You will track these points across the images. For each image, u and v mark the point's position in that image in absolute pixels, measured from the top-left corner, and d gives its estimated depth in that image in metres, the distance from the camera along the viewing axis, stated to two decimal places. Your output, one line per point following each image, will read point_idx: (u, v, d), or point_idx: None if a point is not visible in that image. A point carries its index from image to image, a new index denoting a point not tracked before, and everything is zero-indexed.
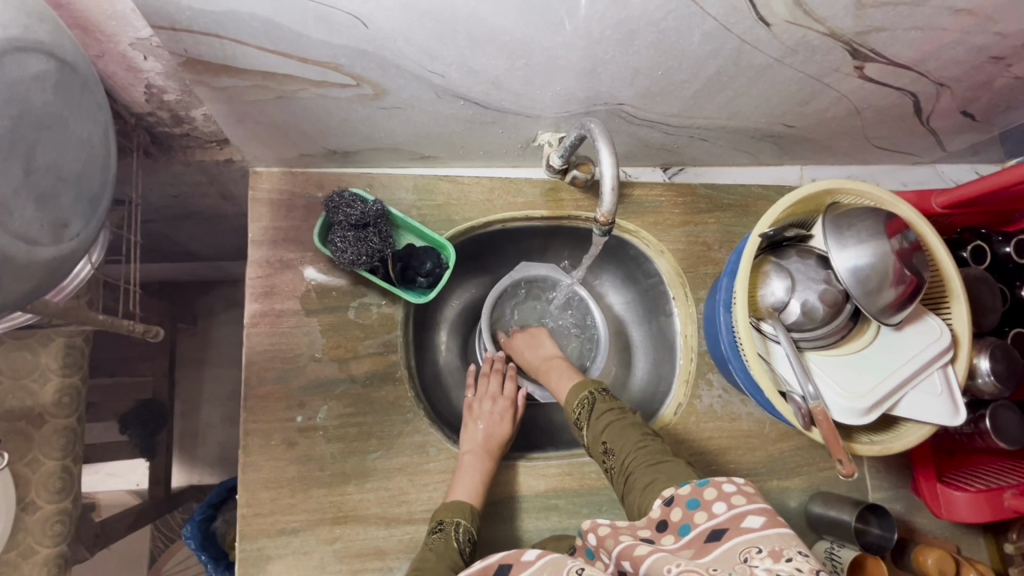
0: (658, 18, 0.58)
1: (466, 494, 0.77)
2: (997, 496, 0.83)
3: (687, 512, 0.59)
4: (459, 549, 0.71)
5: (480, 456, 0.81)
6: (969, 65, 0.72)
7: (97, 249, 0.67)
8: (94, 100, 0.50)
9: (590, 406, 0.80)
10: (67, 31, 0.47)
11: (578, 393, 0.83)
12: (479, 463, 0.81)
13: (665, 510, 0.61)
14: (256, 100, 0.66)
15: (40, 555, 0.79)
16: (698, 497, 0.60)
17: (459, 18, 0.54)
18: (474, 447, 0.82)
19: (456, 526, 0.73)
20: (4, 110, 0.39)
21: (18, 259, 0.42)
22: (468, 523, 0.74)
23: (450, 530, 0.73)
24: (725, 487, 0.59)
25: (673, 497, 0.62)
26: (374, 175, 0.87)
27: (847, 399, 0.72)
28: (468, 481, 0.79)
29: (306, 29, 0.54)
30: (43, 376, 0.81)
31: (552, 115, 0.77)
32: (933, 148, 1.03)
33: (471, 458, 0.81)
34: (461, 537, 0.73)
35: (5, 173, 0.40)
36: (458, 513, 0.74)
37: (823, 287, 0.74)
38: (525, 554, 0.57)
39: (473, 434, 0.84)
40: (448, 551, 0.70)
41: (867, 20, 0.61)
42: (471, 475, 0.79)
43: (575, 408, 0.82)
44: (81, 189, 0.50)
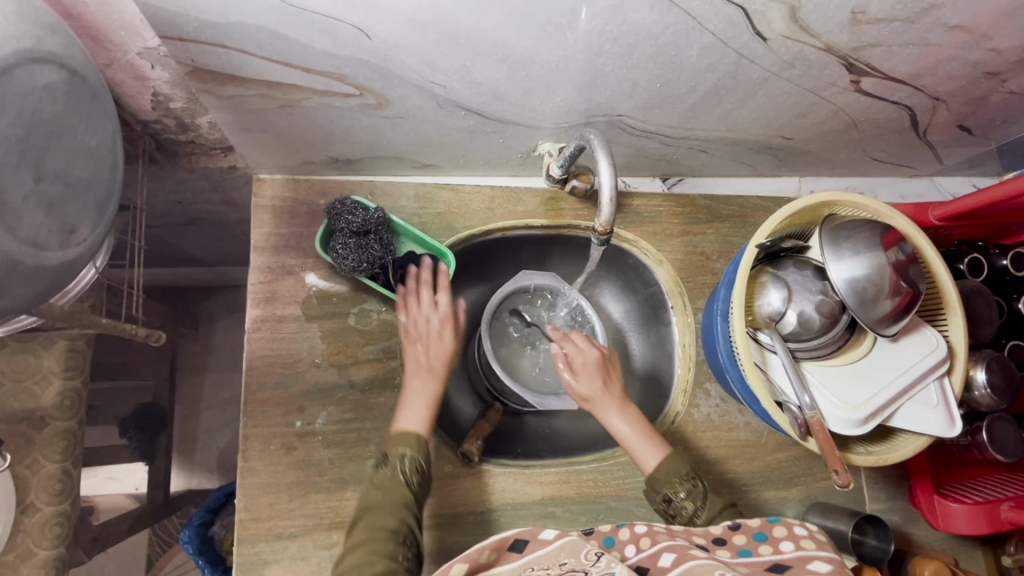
0: (657, 33, 0.59)
1: (416, 422, 0.74)
2: (995, 509, 0.83)
3: (750, 541, 0.62)
4: (406, 483, 0.69)
5: (428, 378, 0.77)
6: (964, 80, 0.73)
7: (100, 255, 0.66)
8: (101, 109, 0.51)
9: (696, 488, 0.72)
10: (78, 42, 0.48)
11: (678, 472, 0.72)
12: (430, 385, 0.77)
13: (729, 532, 0.63)
14: (260, 109, 0.67)
15: (39, 557, 0.79)
16: (766, 532, 0.62)
17: (461, 30, 0.55)
18: (427, 372, 0.78)
19: (404, 458, 0.70)
20: (16, 121, 0.40)
21: (27, 264, 0.44)
22: (415, 453, 0.71)
23: (394, 462, 0.70)
24: (796, 529, 0.61)
25: (741, 526, 0.64)
26: (376, 183, 0.88)
27: (843, 410, 0.72)
28: (416, 409, 0.74)
29: (311, 40, 0.55)
30: (45, 379, 0.81)
31: (552, 126, 0.77)
32: (930, 161, 1.04)
33: (422, 384, 0.76)
34: (406, 467, 0.70)
35: (16, 181, 0.41)
36: (407, 444, 0.71)
37: (819, 298, 0.75)
38: (543, 532, 0.60)
39: (422, 355, 0.79)
40: (394, 489, 0.68)
41: (863, 35, 0.62)
42: (419, 402, 0.75)
43: (675, 486, 0.71)
44: (89, 197, 0.51)
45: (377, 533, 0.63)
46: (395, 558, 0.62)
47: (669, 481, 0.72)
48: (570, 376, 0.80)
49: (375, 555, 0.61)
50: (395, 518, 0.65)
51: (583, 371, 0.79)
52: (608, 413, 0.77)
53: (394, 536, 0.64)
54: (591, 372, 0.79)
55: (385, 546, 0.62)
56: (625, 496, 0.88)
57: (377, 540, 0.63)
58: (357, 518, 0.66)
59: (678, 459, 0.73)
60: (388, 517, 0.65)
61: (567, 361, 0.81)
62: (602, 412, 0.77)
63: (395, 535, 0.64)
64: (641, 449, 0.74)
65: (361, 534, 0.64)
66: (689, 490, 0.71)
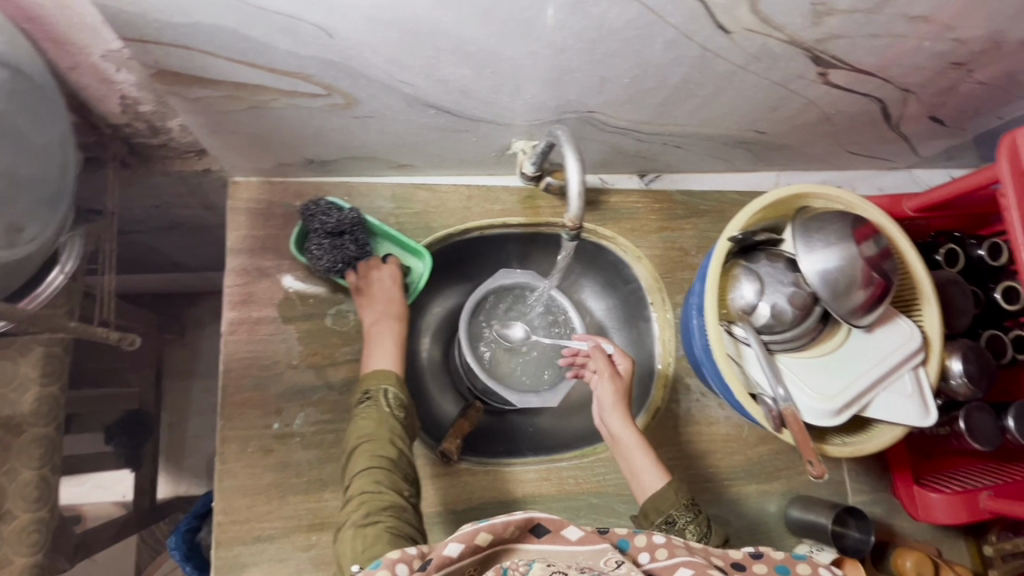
0: (618, 28, 0.59)
1: (389, 360, 0.77)
2: (973, 498, 0.83)
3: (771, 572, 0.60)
4: (392, 413, 0.72)
5: (391, 322, 0.80)
6: (931, 71, 0.74)
7: (69, 261, 0.72)
8: (53, 108, 0.55)
9: (698, 514, 0.72)
10: (23, 41, 0.52)
11: (682, 496, 0.72)
12: (392, 329, 0.80)
13: (750, 559, 0.62)
14: (229, 110, 0.67)
15: (16, 564, 0.79)
16: (789, 567, 0.61)
17: (423, 29, 0.55)
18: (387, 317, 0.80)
19: (385, 392, 0.73)
20: None
21: None
22: (396, 387, 0.74)
23: (375, 396, 0.73)
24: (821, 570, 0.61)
25: (763, 553, 0.62)
26: (352, 184, 0.89)
27: (818, 401, 0.73)
28: (385, 350, 0.78)
29: (273, 40, 0.55)
30: (21, 385, 0.81)
31: (524, 123, 0.78)
32: (906, 154, 1.04)
33: (384, 331, 0.79)
34: (391, 401, 0.73)
35: None
36: (385, 380, 0.74)
37: (792, 290, 0.75)
38: (566, 529, 0.56)
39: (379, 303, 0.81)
40: (385, 421, 0.71)
41: (825, 27, 0.62)
42: (386, 344, 0.78)
43: (679, 509, 0.71)
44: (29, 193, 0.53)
45: (379, 461, 0.67)
46: (400, 489, 0.66)
47: (673, 503, 0.72)
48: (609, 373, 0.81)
49: (382, 484, 0.65)
50: (392, 445, 0.69)
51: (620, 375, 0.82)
52: (610, 413, 0.79)
53: (393, 465, 0.68)
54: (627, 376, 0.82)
55: (389, 475, 0.66)
56: (605, 492, 0.88)
57: (379, 468, 0.67)
58: (354, 447, 0.69)
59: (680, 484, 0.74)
60: (386, 445, 0.69)
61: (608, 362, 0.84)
62: (607, 411, 0.79)
63: (395, 464, 0.68)
64: (645, 466, 0.75)
65: (363, 465, 0.67)
66: (692, 516, 0.71)
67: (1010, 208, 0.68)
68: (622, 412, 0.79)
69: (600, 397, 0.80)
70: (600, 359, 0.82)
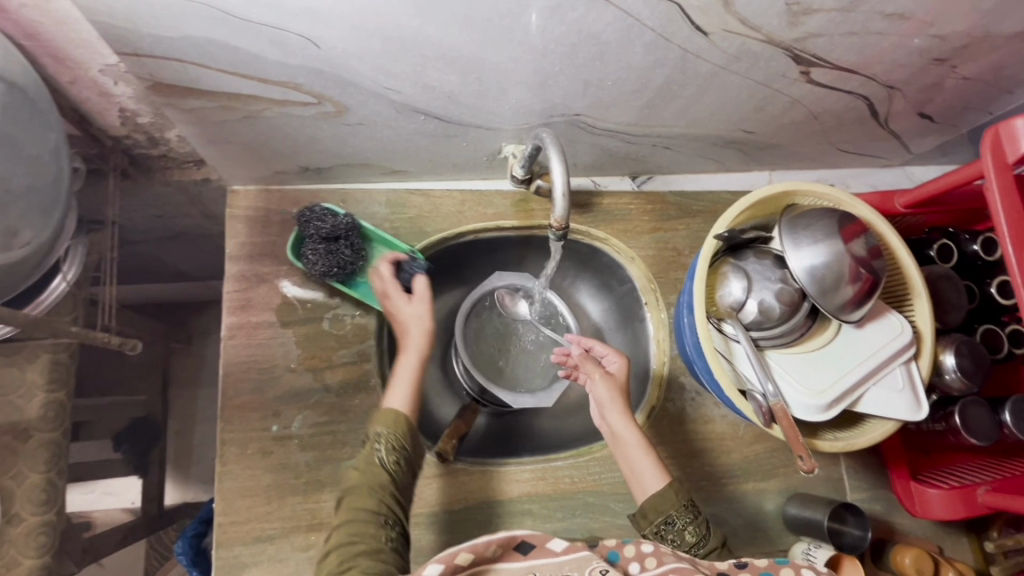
0: (597, 31, 0.60)
1: (400, 402, 0.74)
2: (971, 493, 0.82)
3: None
4: (382, 464, 0.69)
5: (412, 357, 0.78)
6: (914, 67, 0.75)
7: (71, 269, 0.77)
8: (45, 120, 0.58)
9: (698, 517, 0.71)
10: (17, 57, 0.54)
11: (682, 498, 0.71)
12: (414, 366, 0.78)
13: (735, 568, 0.61)
14: (224, 120, 0.70)
15: (24, 567, 0.81)
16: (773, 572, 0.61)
17: (407, 37, 0.57)
18: (412, 353, 0.79)
19: (380, 437, 0.71)
20: None
21: None
22: (392, 431, 0.71)
23: (372, 441, 0.71)
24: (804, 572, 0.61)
25: (748, 563, 0.62)
26: (348, 191, 0.91)
27: (808, 397, 0.73)
28: (402, 386, 0.76)
29: (262, 51, 0.57)
30: (28, 392, 0.83)
31: (513, 127, 0.79)
32: (899, 151, 1.04)
33: (406, 367, 0.77)
34: (384, 448, 0.70)
35: None
36: (387, 421, 0.72)
37: (780, 286, 0.76)
38: (550, 541, 0.59)
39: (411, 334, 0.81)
40: (371, 471, 0.69)
41: (801, 26, 0.63)
42: (404, 383, 0.76)
43: (678, 510, 0.70)
44: (31, 201, 0.57)
45: (359, 513, 0.65)
46: (377, 539, 0.63)
47: (672, 504, 0.71)
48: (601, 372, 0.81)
49: (359, 536, 0.63)
50: (374, 498, 0.67)
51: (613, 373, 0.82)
52: (609, 411, 0.78)
53: (372, 517, 0.65)
54: (622, 372, 0.82)
55: (368, 527, 0.64)
56: (601, 491, 0.89)
57: (360, 519, 0.65)
58: (344, 497, 0.68)
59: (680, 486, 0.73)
60: (368, 498, 0.67)
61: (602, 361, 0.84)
62: (606, 409, 0.78)
63: (376, 516, 0.65)
64: (645, 465, 0.74)
65: (344, 516, 0.66)
66: (691, 518, 0.70)
67: (994, 199, 0.68)
68: (621, 409, 0.78)
69: (597, 395, 0.79)
70: (589, 363, 0.82)
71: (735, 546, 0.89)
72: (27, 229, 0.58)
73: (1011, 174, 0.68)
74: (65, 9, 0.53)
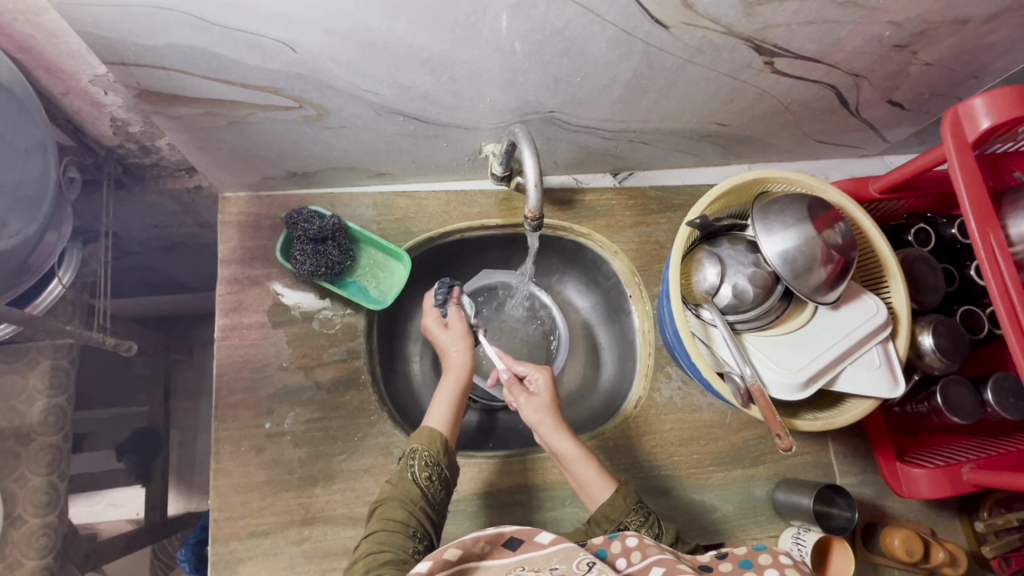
0: (561, 28, 0.63)
1: (439, 423, 0.76)
2: (956, 471, 0.83)
3: (736, 568, 0.60)
4: (415, 481, 0.70)
5: (451, 381, 0.81)
6: (875, 54, 0.77)
7: (67, 274, 0.81)
8: (32, 119, 0.61)
9: (649, 517, 0.73)
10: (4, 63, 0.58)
11: (631, 500, 0.74)
12: (453, 391, 0.80)
13: (716, 560, 0.62)
14: (211, 127, 0.73)
15: (27, 567, 0.83)
16: (752, 560, 0.59)
17: (378, 38, 0.60)
18: (454, 375, 0.82)
19: (415, 454, 0.72)
20: None
21: None
22: (426, 449, 0.72)
23: (406, 459, 0.72)
24: (782, 557, 0.59)
25: (729, 553, 0.62)
26: (336, 195, 0.94)
27: (784, 376, 0.75)
28: (441, 410, 0.78)
29: (242, 57, 0.60)
30: (30, 397, 0.86)
31: (490, 126, 0.82)
32: (875, 140, 1.07)
33: (446, 391, 0.80)
34: (418, 467, 0.71)
35: None
36: (422, 439, 0.73)
37: (753, 270, 0.78)
38: (538, 535, 0.58)
39: (450, 358, 0.85)
40: (402, 484, 0.70)
41: (758, 17, 0.66)
42: (445, 403, 0.78)
43: (629, 515, 0.72)
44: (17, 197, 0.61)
45: (387, 523, 0.66)
46: (404, 550, 0.64)
47: (623, 510, 0.73)
48: (527, 395, 0.84)
49: (386, 546, 0.64)
50: (404, 511, 0.68)
51: (542, 393, 0.83)
52: (549, 431, 0.80)
53: (402, 530, 0.66)
54: (549, 391, 0.84)
55: (395, 538, 0.65)
56: None
57: (388, 530, 0.66)
58: (375, 508, 0.69)
59: (629, 489, 0.76)
60: (399, 510, 0.68)
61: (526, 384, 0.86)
62: (546, 431, 0.80)
63: (404, 526, 0.66)
64: (591, 474, 0.76)
65: (373, 525, 0.67)
66: (643, 520, 0.72)
67: (957, 178, 0.68)
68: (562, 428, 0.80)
69: (531, 418, 0.81)
70: (514, 389, 0.85)
71: (719, 536, 0.90)
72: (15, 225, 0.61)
73: (972, 154, 0.68)
74: (56, 23, 0.58)
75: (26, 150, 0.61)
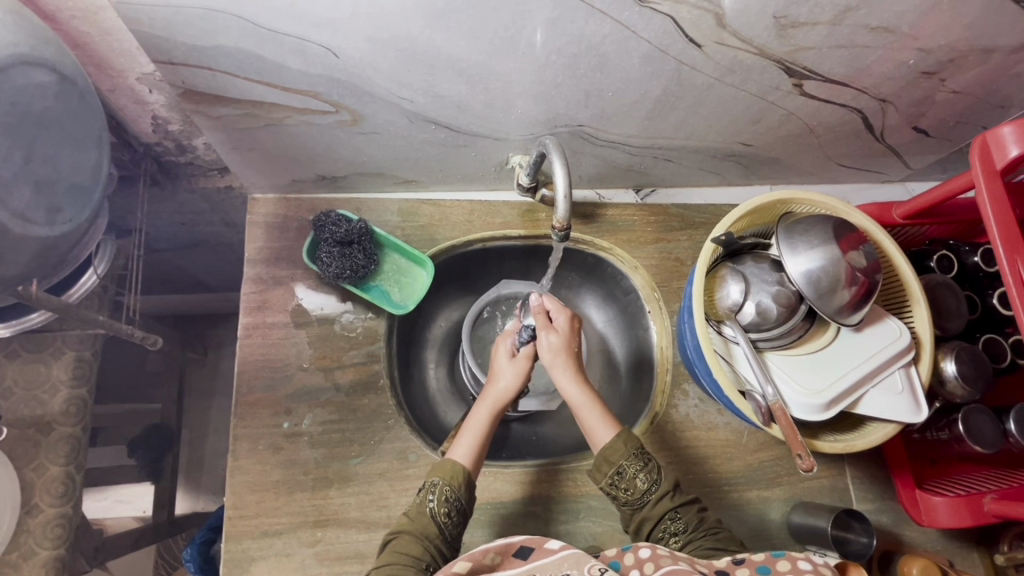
0: (597, 43, 0.65)
1: (463, 456, 0.74)
2: (977, 501, 0.82)
3: (754, 574, 0.57)
4: (432, 513, 0.69)
5: (482, 412, 0.78)
6: (903, 80, 0.78)
7: (102, 264, 0.82)
8: (90, 109, 0.63)
9: (649, 463, 0.72)
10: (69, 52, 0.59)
11: (631, 445, 0.73)
12: (482, 422, 0.77)
13: (733, 565, 0.59)
14: (249, 127, 0.75)
15: (40, 556, 0.83)
16: (771, 566, 0.58)
17: (419, 46, 0.62)
18: (489, 405, 0.79)
19: (435, 488, 0.70)
20: (13, 111, 0.53)
21: (16, 231, 0.57)
22: (449, 483, 0.70)
23: (426, 490, 0.70)
24: (800, 563, 0.57)
25: (745, 559, 0.60)
26: (362, 200, 0.95)
27: (807, 397, 0.75)
28: (467, 441, 0.75)
29: (286, 60, 0.62)
30: (53, 387, 0.87)
31: (519, 137, 0.83)
32: (898, 166, 1.07)
33: (477, 419, 0.78)
34: (438, 497, 0.69)
35: (9, 160, 0.53)
36: (444, 473, 0.71)
37: (776, 288, 0.78)
38: (548, 542, 0.58)
39: (496, 387, 0.80)
40: (420, 519, 0.68)
41: (790, 39, 0.67)
42: (472, 436, 0.76)
43: (628, 459, 0.72)
44: (70, 184, 0.63)
45: (402, 557, 0.64)
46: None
47: (622, 453, 0.72)
48: (549, 332, 0.81)
49: None
50: (420, 545, 0.66)
51: (563, 332, 0.81)
52: (559, 372, 0.79)
53: (416, 564, 0.64)
54: (567, 334, 0.81)
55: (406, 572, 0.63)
56: (604, 495, 0.89)
57: (399, 564, 0.64)
58: (390, 540, 0.68)
59: (631, 435, 0.75)
60: (414, 545, 0.66)
61: (546, 317, 0.83)
62: (558, 372, 0.79)
63: (417, 561, 0.65)
64: (597, 422, 0.76)
65: (387, 557, 0.65)
66: (642, 465, 0.72)
67: (985, 205, 0.68)
68: (573, 372, 0.79)
69: (546, 356, 0.80)
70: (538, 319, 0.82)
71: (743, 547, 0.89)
72: (61, 213, 0.64)
73: (1001, 181, 0.68)
74: (112, 22, 0.60)
75: (81, 137, 0.62)
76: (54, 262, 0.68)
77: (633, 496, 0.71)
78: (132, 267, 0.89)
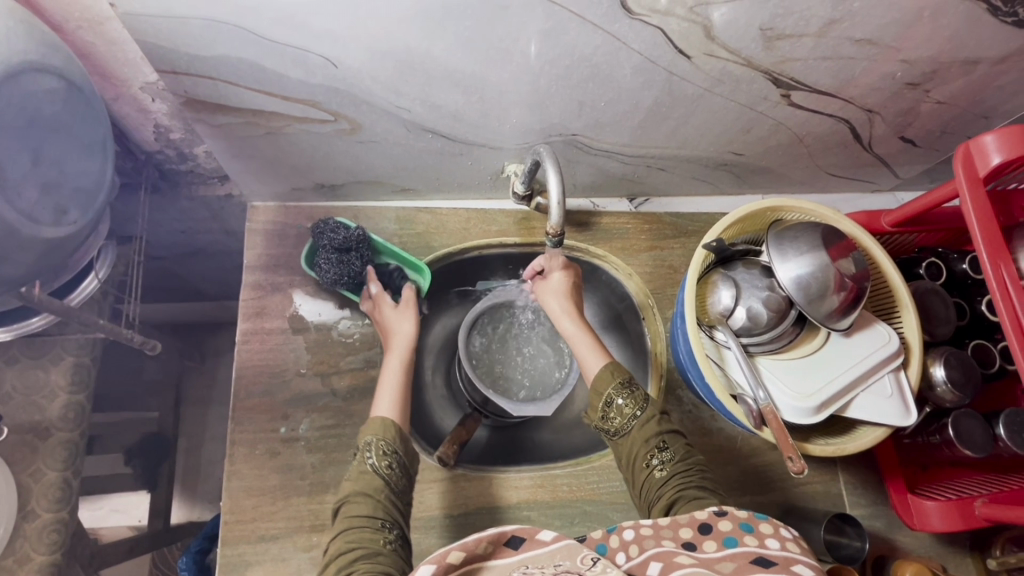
0: (588, 54, 0.67)
1: (387, 412, 0.75)
2: (968, 505, 0.82)
3: (736, 530, 0.54)
4: (371, 470, 0.68)
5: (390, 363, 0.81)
6: (888, 91, 0.80)
7: (103, 269, 0.85)
8: (95, 115, 0.64)
9: (636, 392, 0.74)
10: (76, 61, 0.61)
11: (618, 374, 0.75)
12: (395, 377, 0.79)
13: (715, 517, 0.56)
14: (249, 135, 0.76)
15: (36, 562, 0.83)
16: (753, 524, 0.54)
17: (416, 56, 0.63)
18: (397, 359, 0.82)
19: (370, 445, 0.70)
20: (21, 116, 0.54)
21: (23, 232, 0.58)
22: (380, 438, 0.71)
23: (361, 452, 0.70)
24: (783, 530, 0.53)
25: (727, 512, 0.56)
26: (360, 208, 0.97)
27: (795, 401, 0.76)
28: (387, 397, 0.77)
29: (286, 70, 0.64)
30: (51, 392, 0.88)
31: (514, 146, 0.85)
32: (887, 176, 1.09)
33: (389, 377, 0.79)
34: (374, 453, 0.70)
35: (17, 164, 0.55)
36: (373, 431, 0.71)
37: (767, 293, 0.80)
38: (541, 532, 0.52)
39: (397, 339, 0.84)
40: (362, 478, 0.68)
41: (777, 51, 0.69)
42: (389, 395, 0.77)
43: (614, 386, 0.74)
44: (76, 188, 0.64)
45: (355, 520, 0.64)
46: (375, 542, 0.62)
47: (609, 382, 0.75)
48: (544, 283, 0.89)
49: (358, 543, 0.61)
50: (370, 505, 0.66)
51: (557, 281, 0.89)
52: (562, 318, 0.86)
53: (371, 522, 0.64)
54: (563, 276, 0.89)
55: (365, 533, 0.62)
56: (598, 500, 0.90)
57: (355, 527, 0.63)
58: (340, 507, 0.67)
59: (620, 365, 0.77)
60: (366, 506, 0.65)
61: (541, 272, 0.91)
62: (559, 316, 0.86)
63: (372, 520, 0.64)
64: (587, 352, 0.81)
65: (342, 525, 0.64)
66: (629, 393, 0.74)
67: (968, 212, 0.69)
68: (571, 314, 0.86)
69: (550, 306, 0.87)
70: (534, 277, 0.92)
71: None
72: (67, 217, 0.65)
73: (983, 189, 0.70)
74: (117, 32, 0.62)
75: (89, 142, 0.64)
76: (56, 265, 0.69)
77: (622, 424, 0.73)
78: (131, 274, 0.91)
